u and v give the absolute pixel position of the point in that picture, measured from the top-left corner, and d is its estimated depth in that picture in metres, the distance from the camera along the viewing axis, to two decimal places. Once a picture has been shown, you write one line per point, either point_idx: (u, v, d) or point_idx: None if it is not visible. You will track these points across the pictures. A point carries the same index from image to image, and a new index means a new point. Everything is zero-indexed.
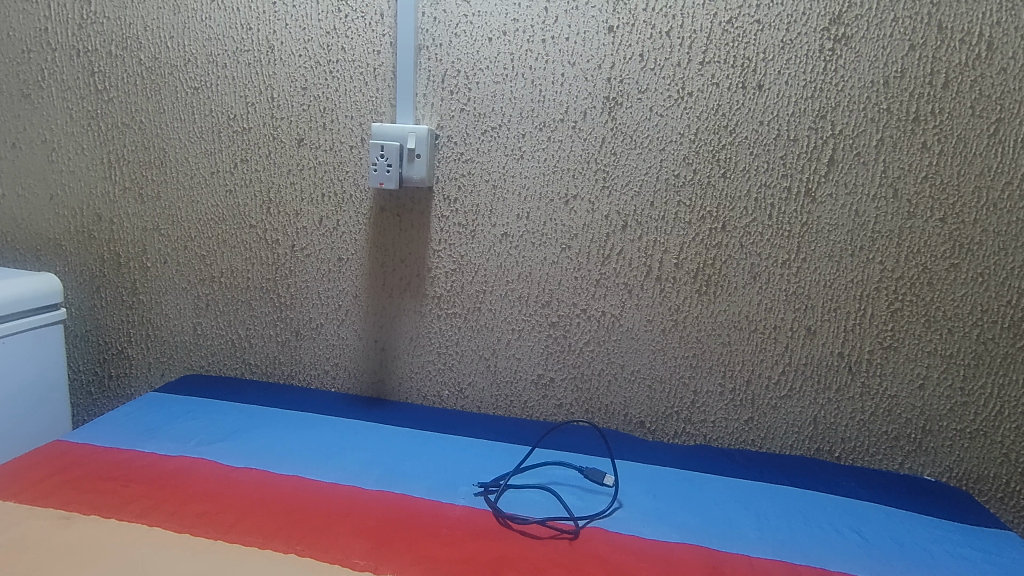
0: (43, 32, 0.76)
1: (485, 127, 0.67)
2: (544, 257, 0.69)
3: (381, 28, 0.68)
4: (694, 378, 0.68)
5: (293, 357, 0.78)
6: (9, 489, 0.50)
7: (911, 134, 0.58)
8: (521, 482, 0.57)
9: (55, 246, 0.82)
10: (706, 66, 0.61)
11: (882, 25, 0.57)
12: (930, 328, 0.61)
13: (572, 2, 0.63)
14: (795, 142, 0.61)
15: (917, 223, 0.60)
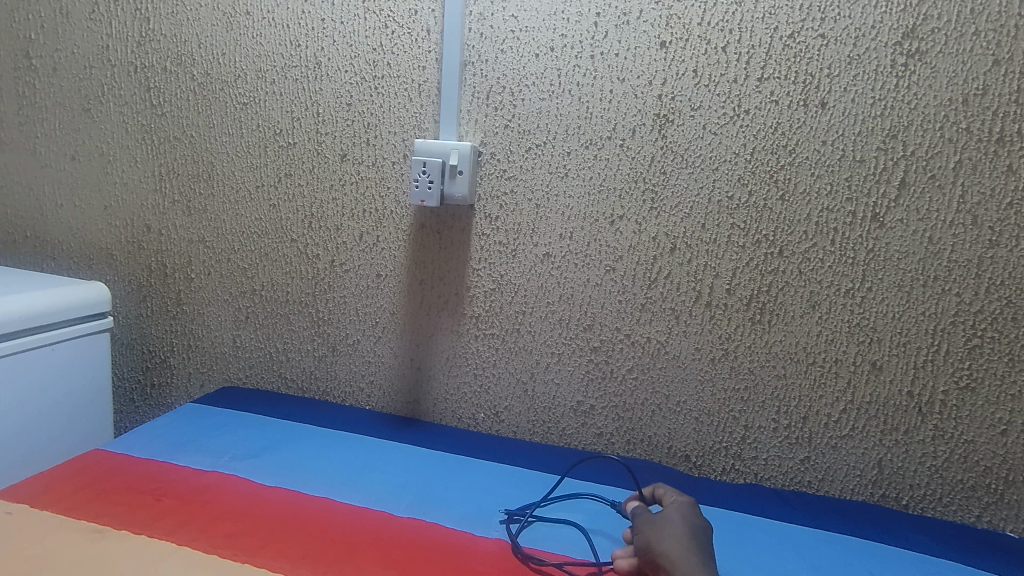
0: (105, 49, 0.79)
1: (529, 144, 0.65)
2: (587, 279, 0.66)
3: (427, 45, 0.67)
4: (745, 412, 0.63)
5: (328, 372, 0.78)
6: (42, 498, 0.50)
7: (993, 157, 0.54)
8: (557, 516, 0.54)
9: (107, 255, 0.84)
10: (765, 82, 0.58)
11: (962, 39, 0.53)
12: (1014, 368, 0.55)
13: (623, 17, 0.61)
14: (861, 163, 0.57)
15: (1000, 253, 0.54)
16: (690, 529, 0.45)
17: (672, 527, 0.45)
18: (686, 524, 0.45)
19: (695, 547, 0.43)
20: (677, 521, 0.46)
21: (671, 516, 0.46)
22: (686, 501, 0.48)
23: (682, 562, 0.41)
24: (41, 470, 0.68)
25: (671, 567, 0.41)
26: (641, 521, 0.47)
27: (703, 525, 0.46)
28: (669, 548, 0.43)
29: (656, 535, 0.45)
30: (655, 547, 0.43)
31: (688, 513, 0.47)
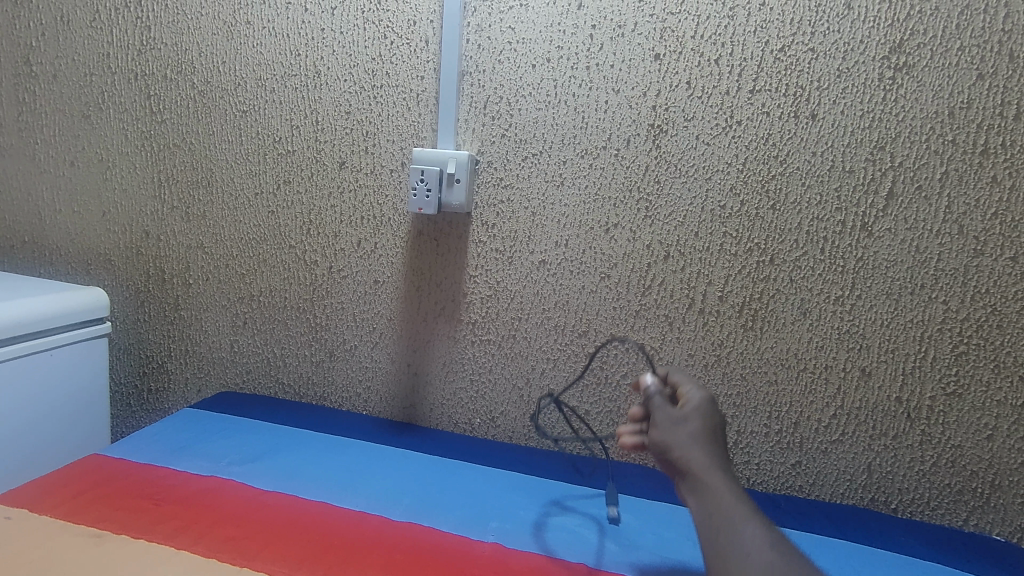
0: (105, 56, 0.80)
1: (526, 153, 0.67)
2: (582, 286, 0.67)
3: (426, 55, 0.68)
4: (737, 418, 0.64)
5: (326, 378, 0.78)
6: (43, 503, 0.51)
7: (978, 168, 0.55)
8: (553, 519, 0.54)
9: (105, 261, 0.84)
10: (756, 94, 0.59)
11: (947, 53, 0.55)
12: (999, 375, 0.57)
13: (618, 29, 0.62)
14: (851, 174, 0.58)
15: (985, 262, 0.56)
16: (709, 432, 0.46)
17: (694, 429, 0.45)
18: (705, 427, 0.46)
19: (715, 453, 0.45)
20: (698, 422, 0.46)
21: (692, 415, 0.46)
22: (704, 397, 0.48)
23: (706, 471, 0.43)
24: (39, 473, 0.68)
25: (697, 476, 0.43)
26: (657, 412, 0.47)
27: (717, 420, 0.47)
28: (692, 455, 0.44)
29: (677, 437, 0.45)
30: (678, 452, 0.44)
31: (707, 412, 0.47)
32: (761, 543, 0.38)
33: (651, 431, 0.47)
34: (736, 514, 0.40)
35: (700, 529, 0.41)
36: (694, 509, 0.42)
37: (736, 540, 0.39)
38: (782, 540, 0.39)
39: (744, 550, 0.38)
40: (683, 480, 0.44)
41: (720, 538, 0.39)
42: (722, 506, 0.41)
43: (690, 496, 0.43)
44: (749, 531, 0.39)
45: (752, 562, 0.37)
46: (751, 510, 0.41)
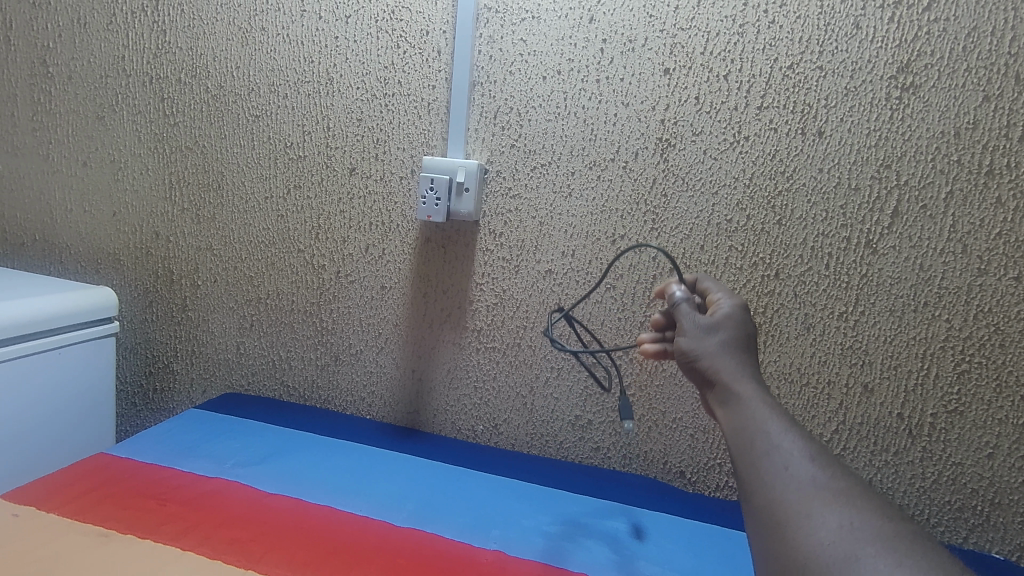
0: (121, 59, 0.81)
1: (535, 164, 0.67)
2: (587, 296, 0.68)
3: (438, 64, 0.69)
4: None
5: (330, 381, 0.79)
6: (51, 502, 0.51)
7: (983, 189, 0.55)
8: (554, 528, 0.54)
9: (115, 260, 0.85)
10: (764, 110, 0.60)
11: (954, 74, 0.55)
12: (1000, 393, 0.57)
13: (629, 44, 0.63)
14: (856, 191, 0.59)
15: (988, 281, 0.56)
16: (740, 340, 0.43)
17: (725, 337, 0.43)
18: (737, 335, 0.43)
19: (747, 361, 0.42)
20: (729, 329, 0.43)
21: (724, 322, 0.44)
22: (737, 305, 0.46)
23: (737, 380, 0.41)
24: (42, 473, 0.68)
25: (728, 386, 0.41)
26: (684, 321, 0.45)
27: (749, 326, 0.45)
28: (722, 365, 0.42)
29: (706, 347, 0.43)
30: (708, 361, 0.42)
31: (739, 321, 0.44)
32: (801, 458, 0.36)
33: (677, 340, 0.45)
34: (772, 426, 0.38)
35: (731, 440, 0.39)
36: (724, 418, 0.40)
37: (773, 452, 0.36)
38: (823, 453, 0.36)
39: (782, 462, 0.36)
40: (711, 390, 0.42)
41: (752, 448, 0.37)
42: (756, 416, 0.38)
43: (720, 406, 0.41)
44: (788, 444, 0.37)
45: (794, 479, 0.35)
46: (788, 420, 0.38)
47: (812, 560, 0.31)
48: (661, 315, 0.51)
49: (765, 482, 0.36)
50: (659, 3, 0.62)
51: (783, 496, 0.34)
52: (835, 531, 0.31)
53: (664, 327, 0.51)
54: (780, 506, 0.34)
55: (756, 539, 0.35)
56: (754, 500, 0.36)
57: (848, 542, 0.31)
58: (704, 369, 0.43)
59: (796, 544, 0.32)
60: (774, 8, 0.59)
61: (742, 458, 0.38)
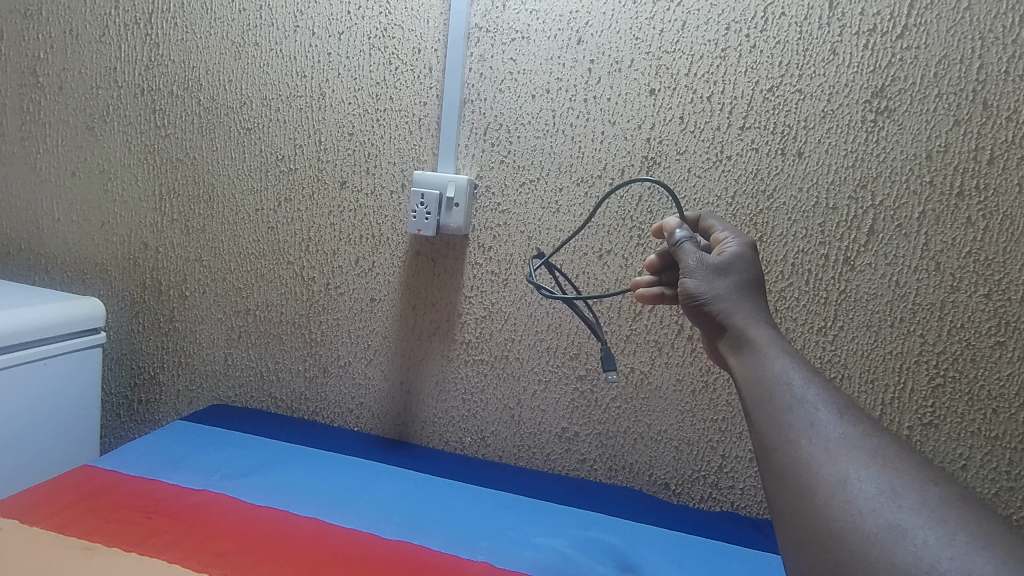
0: (113, 70, 0.81)
1: (523, 180, 0.69)
2: (574, 309, 0.69)
3: (429, 81, 0.71)
4: (723, 442, 0.66)
5: (319, 393, 0.79)
6: (37, 513, 0.51)
7: (954, 209, 0.58)
8: (541, 539, 0.55)
9: (102, 270, 0.85)
10: (746, 131, 0.62)
11: (926, 99, 0.58)
12: (973, 407, 0.59)
13: (616, 64, 0.65)
14: (834, 210, 0.61)
15: (960, 297, 0.58)
16: (749, 284, 0.44)
17: (735, 282, 0.44)
18: (746, 279, 0.44)
19: (758, 305, 0.43)
20: (739, 273, 0.44)
21: (735, 266, 0.45)
22: (745, 249, 0.46)
23: (751, 327, 0.41)
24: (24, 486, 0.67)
25: (741, 331, 0.41)
26: (688, 260, 0.46)
27: (758, 269, 0.45)
28: (734, 311, 0.43)
29: (716, 291, 0.44)
30: (718, 305, 0.43)
31: (746, 263, 0.45)
32: (827, 413, 0.35)
33: (684, 282, 0.45)
34: (792, 375, 0.37)
35: (745, 387, 0.39)
36: (742, 367, 0.40)
37: (795, 403, 0.36)
38: (849, 407, 0.35)
39: (808, 417, 0.35)
40: (726, 337, 0.43)
41: (775, 401, 0.36)
42: (775, 366, 0.38)
43: (732, 352, 0.42)
44: (812, 397, 0.36)
45: (821, 436, 0.34)
46: (808, 369, 0.38)
47: (852, 531, 0.29)
48: (656, 257, 0.53)
49: (785, 434, 0.35)
50: (644, 26, 0.64)
51: (810, 454, 0.33)
52: (877, 501, 0.29)
53: (659, 267, 0.53)
54: (808, 468, 0.32)
55: (777, 500, 0.33)
56: (774, 455, 0.35)
57: (893, 512, 0.29)
58: (714, 313, 0.43)
59: (833, 512, 0.30)
60: (755, 33, 0.61)
61: (758, 407, 0.37)
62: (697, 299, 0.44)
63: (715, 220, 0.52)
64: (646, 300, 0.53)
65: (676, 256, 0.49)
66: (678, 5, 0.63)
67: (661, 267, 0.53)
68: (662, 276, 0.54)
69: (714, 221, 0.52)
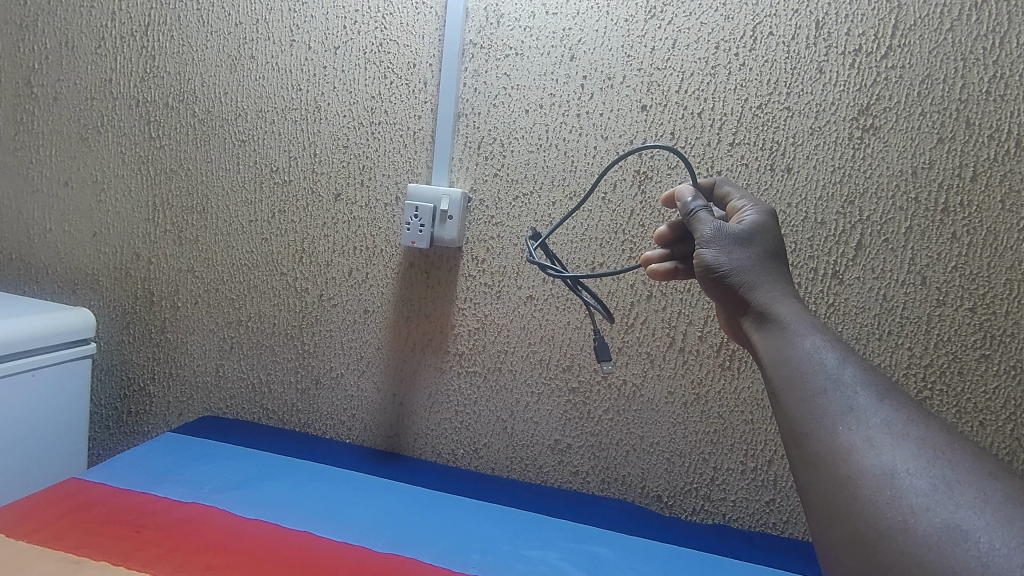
0: (108, 81, 0.81)
1: (516, 193, 0.69)
2: (567, 322, 0.69)
3: (423, 95, 0.71)
4: (715, 454, 0.66)
5: (311, 405, 0.79)
6: (19, 529, 0.50)
7: (940, 225, 0.59)
8: (534, 553, 0.55)
9: (93, 281, 0.84)
10: (735, 147, 0.63)
11: (910, 117, 0.59)
12: (961, 419, 0.60)
13: (608, 81, 0.66)
14: (822, 225, 0.62)
15: (946, 311, 0.59)
16: (771, 255, 0.43)
17: (757, 254, 0.42)
18: (768, 250, 0.43)
19: (779, 277, 0.42)
20: (761, 244, 0.43)
21: (756, 236, 0.43)
22: (764, 217, 0.45)
23: (776, 304, 0.40)
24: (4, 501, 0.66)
25: (764, 308, 0.40)
26: (705, 229, 0.44)
27: (778, 239, 0.44)
28: (756, 285, 0.41)
29: (737, 263, 0.42)
30: (738, 278, 0.42)
31: (767, 233, 0.44)
32: (866, 398, 0.34)
33: (700, 252, 0.43)
34: (823, 355, 0.37)
35: (771, 366, 0.38)
36: (770, 344, 0.39)
37: (830, 386, 0.35)
38: (887, 390, 0.34)
39: (847, 402, 0.34)
40: (749, 312, 0.41)
41: (809, 384, 0.36)
42: (807, 346, 0.37)
43: (754, 327, 0.41)
44: (848, 379, 0.35)
45: (861, 423, 0.33)
46: (840, 347, 0.37)
47: (902, 532, 0.28)
48: (668, 228, 0.50)
49: (820, 420, 0.34)
50: (636, 44, 0.65)
51: (850, 444, 0.32)
52: (931, 498, 0.28)
53: (670, 239, 0.50)
54: (848, 460, 0.32)
55: (814, 496, 0.33)
56: (807, 443, 0.34)
57: (949, 511, 0.28)
58: (733, 286, 0.42)
59: (881, 510, 0.29)
60: (743, 52, 0.62)
61: (787, 388, 0.36)
62: (715, 271, 0.42)
63: (731, 189, 0.51)
64: (657, 275, 0.49)
65: (689, 225, 0.46)
66: (668, 24, 0.64)
67: (672, 238, 0.50)
68: (674, 248, 0.51)
69: (731, 190, 0.50)
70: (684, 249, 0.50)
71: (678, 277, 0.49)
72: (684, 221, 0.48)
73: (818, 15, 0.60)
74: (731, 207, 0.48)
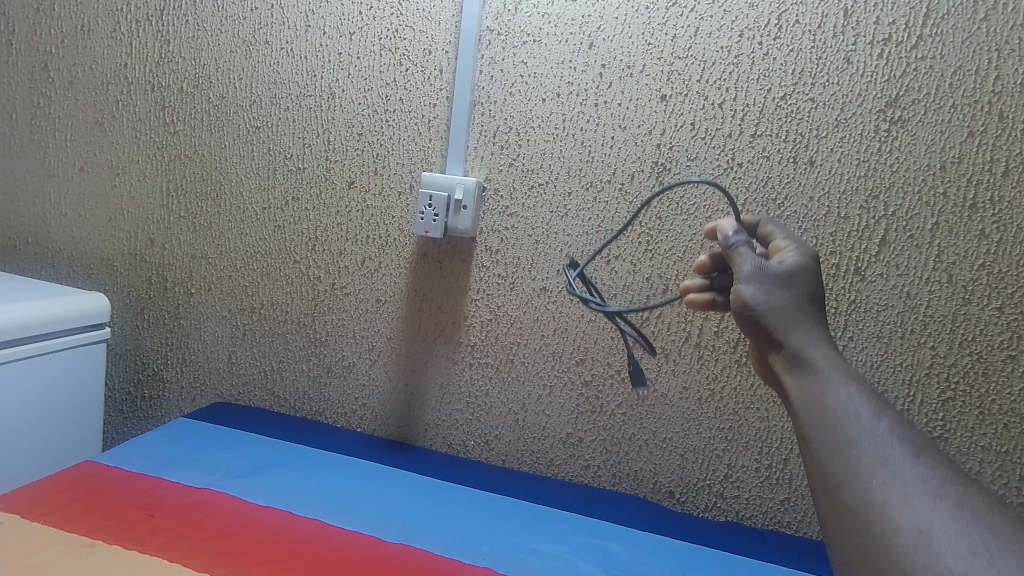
0: (123, 66, 0.81)
1: (532, 183, 0.68)
2: (581, 314, 0.68)
3: (438, 83, 0.70)
4: (729, 451, 0.66)
5: (322, 393, 0.79)
6: (37, 509, 0.51)
7: (968, 221, 0.57)
8: (546, 547, 0.54)
9: (108, 266, 0.85)
10: (757, 138, 0.62)
11: (940, 110, 0.57)
12: (985, 421, 0.58)
13: (628, 70, 0.65)
14: (845, 220, 0.60)
15: (972, 310, 0.58)
16: (809, 299, 0.42)
17: (797, 297, 0.42)
18: (807, 294, 0.42)
19: (816, 323, 0.42)
20: (801, 288, 0.42)
21: (796, 278, 0.43)
22: (807, 260, 0.44)
23: (812, 350, 0.40)
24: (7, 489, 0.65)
25: (799, 352, 0.40)
26: (745, 266, 0.43)
27: (818, 283, 0.44)
28: (792, 328, 0.41)
29: (776, 304, 0.42)
30: (774, 319, 0.41)
31: (807, 275, 0.43)
32: (903, 453, 0.35)
33: (738, 288, 0.43)
34: (859, 405, 0.37)
35: (804, 412, 0.39)
36: (804, 390, 0.39)
37: (865, 438, 0.36)
38: (922, 447, 0.35)
39: (883, 456, 0.35)
40: (782, 355, 0.41)
41: (844, 434, 0.36)
42: (843, 396, 0.38)
43: (787, 370, 0.41)
44: (884, 433, 0.36)
45: (897, 477, 0.34)
46: (875, 400, 0.38)
47: None
48: (708, 258, 0.49)
49: (854, 471, 0.35)
50: (656, 32, 0.64)
51: (885, 497, 0.33)
52: (970, 562, 0.29)
53: (709, 270, 0.49)
54: (884, 514, 0.32)
55: (847, 543, 0.33)
56: (840, 491, 0.35)
57: None
58: (768, 327, 0.42)
59: (919, 569, 0.30)
60: (767, 40, 0.61)
61: (821, 435, 0.37)
62: (751, 309, 0.42)
63: (775, 228, 0.48)
64: (695, 305, 0.49)
65: (728, 260, 0.46)
66: (691, 12, 0.63)
67: (712, 269, 0.49)
68: (713, 278, 0.50)
69: (775, 229, 0.48)
70: (724, 281, 0.49)
71: (715, 309, 0.49)
72: (723, 253, 0.47)
73: (846, 2, 0.59)
74: (773, 246, 0.46)
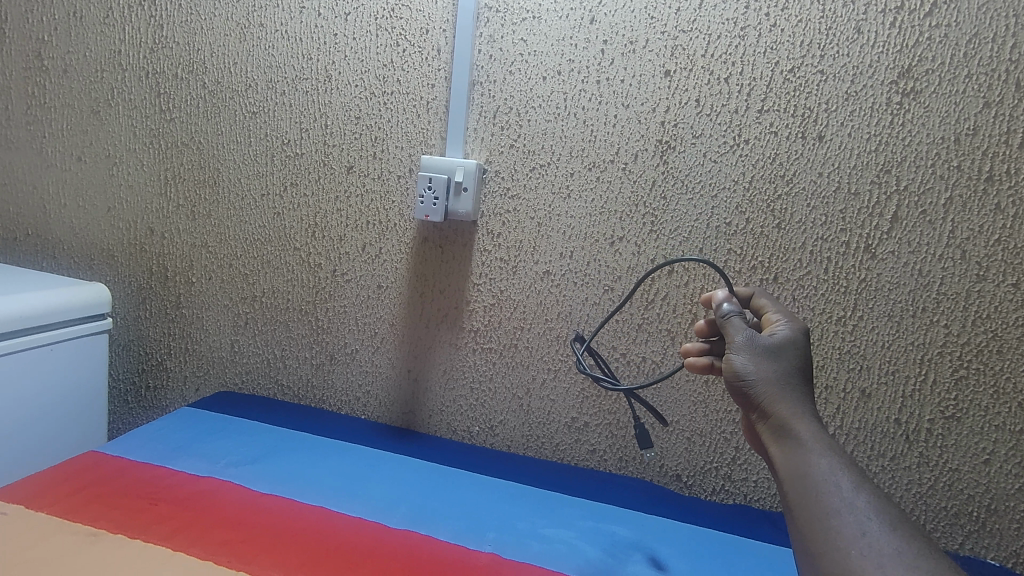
0: (117, 53, 0.80)
1: (534, 164, 0.67)
2: (585, 298, 0.67)
3: (437, 63, 0.69)
4: (737, 434, 0.65)
5: (326, 380, 0.78)
6: (40, 500, 0.50)
7: (983, 195, 0.55)
8: (552, 531, 0.54)
9: (108, 256, 0.84)
10: (764, 114, 0.60)
11: (955, 80, 0.55)
12: (999, 401, 0.57)
13: (630, 45, 0.63)
14: (856, 196, 0.58)
15: (987, 286, 0.56)
16: (798, 370, 0.42)
17: (785, 368, 0.42)
18: (795, 366, 0.42)
19: (803, 396, 0.41)
20: (790, 360, 0.42)
21: (785, 351, 0.43)
22: (798, 333, 0.44)
23: (796, 421, 0.40)
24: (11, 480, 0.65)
25: (784, 422, 0.40)
26: (736, 337, 0.44)
27: (808, 356, 0.44)
28: (778, 398, 0.41)
29: (763, 376, 0.42)
30: (760, 389, 0.41)
31: (797, 348, 0.43)
32: (880, 526, 0.33)
33: (728, 358, 0.44)
34: (840, 478, 0.36)
35: (788, 484, 0.38)
36: (787, 461, 0.39)
37: (843, 509, 0.35)
38: (902, 521, 0.34)
39: (860, 530, 0.34)
40: (768, 424, 0.41)
41: (823, 505, 0.35)
42: (824, 468, 0.37)
43: (773, 440, 0.40)
44: (863, 505, 0.35)
45: (872, 549, 0.32)
46: (857, 473, 0.37)
47: None
48: (705, 324, 0.51)
49: (833, 542, 0.34)
50: (660, 5, 0.62)
51: (860, 567, 0.32)
52: None
53: (708, 335, 0.51)
54: None
55: None
56: (819, 562, 0.34)
57: None
58: (755, 396, 0.42)
59: None
60: (775, 11, 0.59)
61: (802, 506, 0.36)
62: (739, 379, 0.42)
63: (768, 301, 0.50)
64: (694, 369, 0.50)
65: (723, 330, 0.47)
66: None
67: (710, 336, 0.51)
68: (712, 346, 0.51)
69: (767, 302, 0.50)
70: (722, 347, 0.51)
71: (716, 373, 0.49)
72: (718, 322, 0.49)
73: None
74: (766, 318, 0.47)
